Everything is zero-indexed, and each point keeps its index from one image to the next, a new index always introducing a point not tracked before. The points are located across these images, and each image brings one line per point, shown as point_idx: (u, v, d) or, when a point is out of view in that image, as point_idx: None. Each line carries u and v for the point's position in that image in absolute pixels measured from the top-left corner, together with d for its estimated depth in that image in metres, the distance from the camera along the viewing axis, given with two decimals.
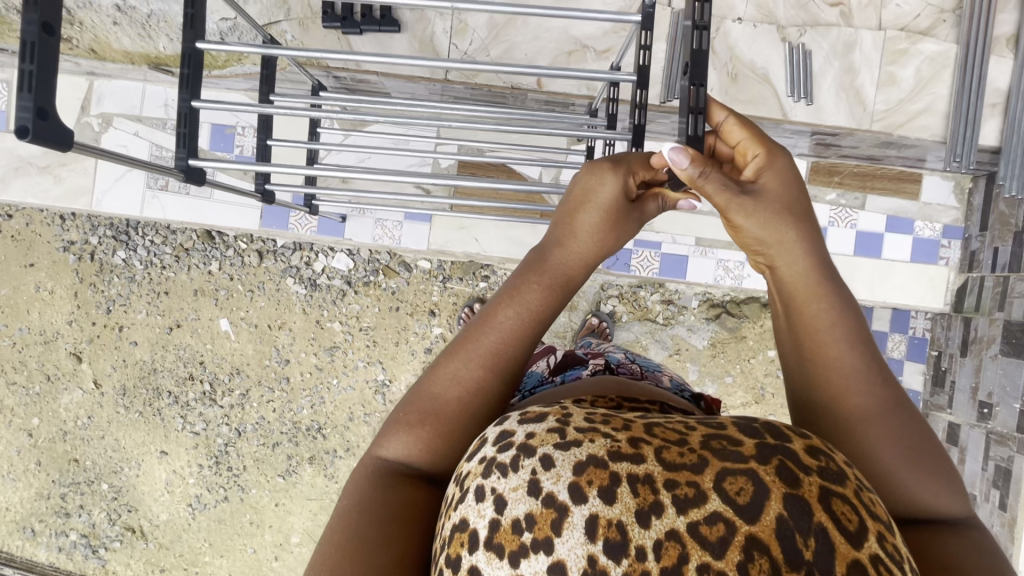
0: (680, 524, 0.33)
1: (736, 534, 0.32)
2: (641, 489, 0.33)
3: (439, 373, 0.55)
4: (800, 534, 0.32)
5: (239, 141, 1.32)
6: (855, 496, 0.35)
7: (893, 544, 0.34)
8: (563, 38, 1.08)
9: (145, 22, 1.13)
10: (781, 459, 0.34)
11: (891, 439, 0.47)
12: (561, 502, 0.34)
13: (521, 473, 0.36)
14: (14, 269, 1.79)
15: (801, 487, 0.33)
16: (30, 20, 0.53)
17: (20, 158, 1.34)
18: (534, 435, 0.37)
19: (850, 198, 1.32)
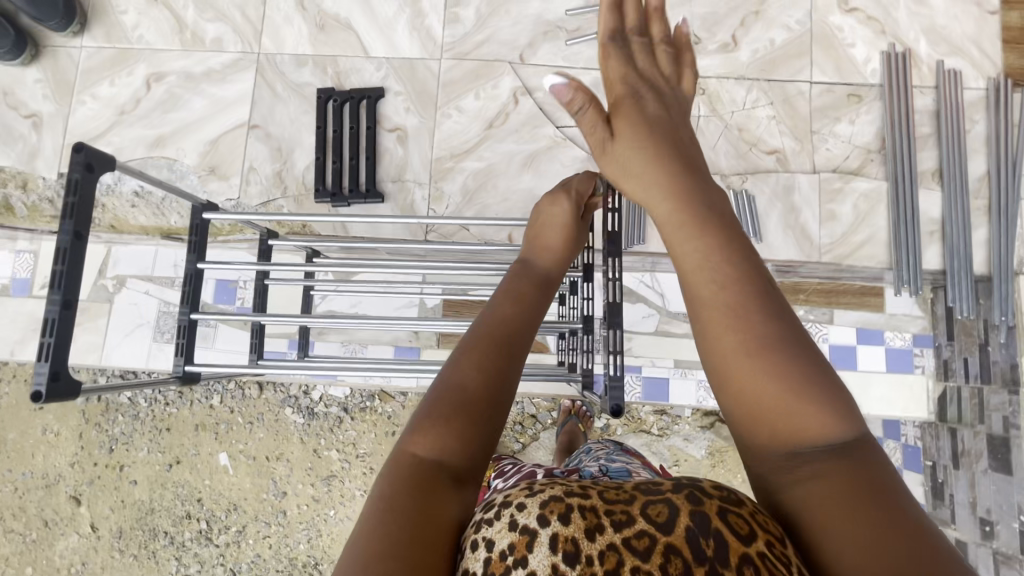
0: (617, 538, 0.40)
1: (658, 543, 0.39)
2: (588, 513, 0.41)
3: (458, 365, 0.55)
4: (702, 537, 0.39)
5: (241, 294, 1.42)
6: (752, 515, 0.41)
7: (783, 550, 0.39)
8: (529, 197, 1.21)
9: (160, 203, 1.28)
10: (689, 488, 0.43)
11: (802, 395, 0.43)
12: (530, 529, 0.41)
13: (502, 516, 0.43)
14: (22, 413, 1.85)
15: (705, 503, 0.41)
16: (56, 301, 0.72)
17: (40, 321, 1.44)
18: (511, 493, 0.45)
19: (818, 313, 1.38)
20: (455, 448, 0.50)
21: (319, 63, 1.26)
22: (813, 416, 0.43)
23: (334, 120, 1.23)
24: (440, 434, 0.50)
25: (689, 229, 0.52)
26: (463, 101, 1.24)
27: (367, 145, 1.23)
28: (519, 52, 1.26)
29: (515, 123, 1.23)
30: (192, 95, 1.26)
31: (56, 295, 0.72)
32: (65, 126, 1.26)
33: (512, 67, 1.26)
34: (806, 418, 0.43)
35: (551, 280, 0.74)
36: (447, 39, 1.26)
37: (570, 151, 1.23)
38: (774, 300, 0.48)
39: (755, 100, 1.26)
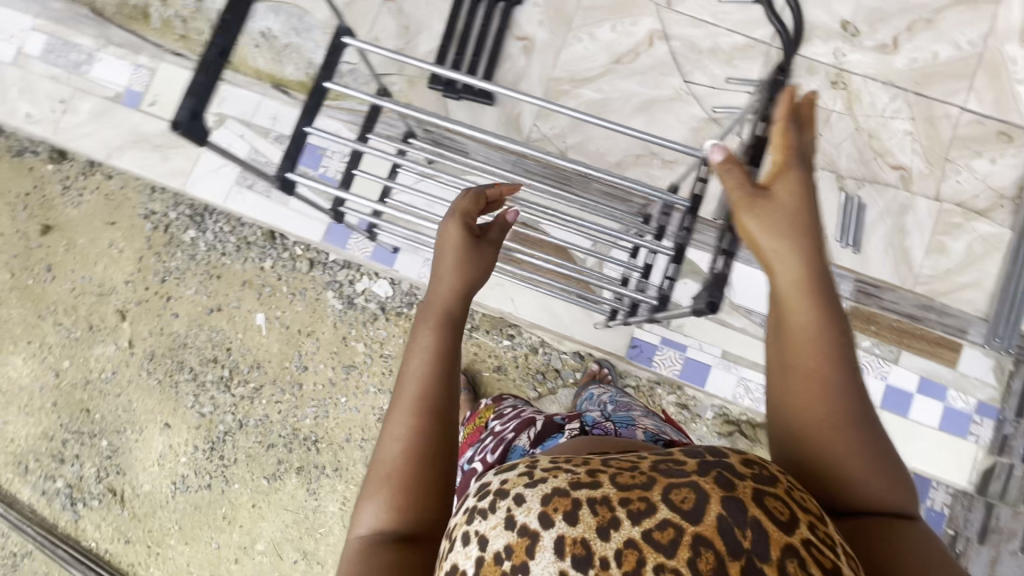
0: (636, 533, 0.40)
1: (684, 535, 0.40)
2: (600, 509, 0.42)
3: (385, 440, 0.67)
4: (738, 527, 0.40)
5: (326, 163, 1.46)
6: (788, 495, 0.44)
7: (826, 530, 0.42)
8: (635, 142, 1.18)
9: (280, 49, 1.30)
10: (717, 471, 0.44)
11: (870, 454, 0.55)
12: (532, 530, 0.42)
13: (500, 512, 0.45)
14: (97, 223, 1.98)
15: (736, 490, 0.42)
16: (214, 48, 0.78)
17: (140, 133, 1.51)
18: (508, 480, 0.48)
19: (885, 349, 1.31)
20: (391, 515, 0.63)
21: None
22: (868, 469, 0.54)
23: (466, 13, 1.21)
24: (377, 511, 0.64)
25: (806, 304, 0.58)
26: (598, 29, 1.21)
27: (490, 46, 1.21)
28: None
29: (644, 64, 1.20)
30: None
31: (217, 41, 0.78)
32: None
33: (657, 9, 1.21)
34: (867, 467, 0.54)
35: (453, 315, 0.75)
36: None
37: (688, 108, 1.18)
38: (852, 372, 0.57)
39: (896, 110, 1.18)
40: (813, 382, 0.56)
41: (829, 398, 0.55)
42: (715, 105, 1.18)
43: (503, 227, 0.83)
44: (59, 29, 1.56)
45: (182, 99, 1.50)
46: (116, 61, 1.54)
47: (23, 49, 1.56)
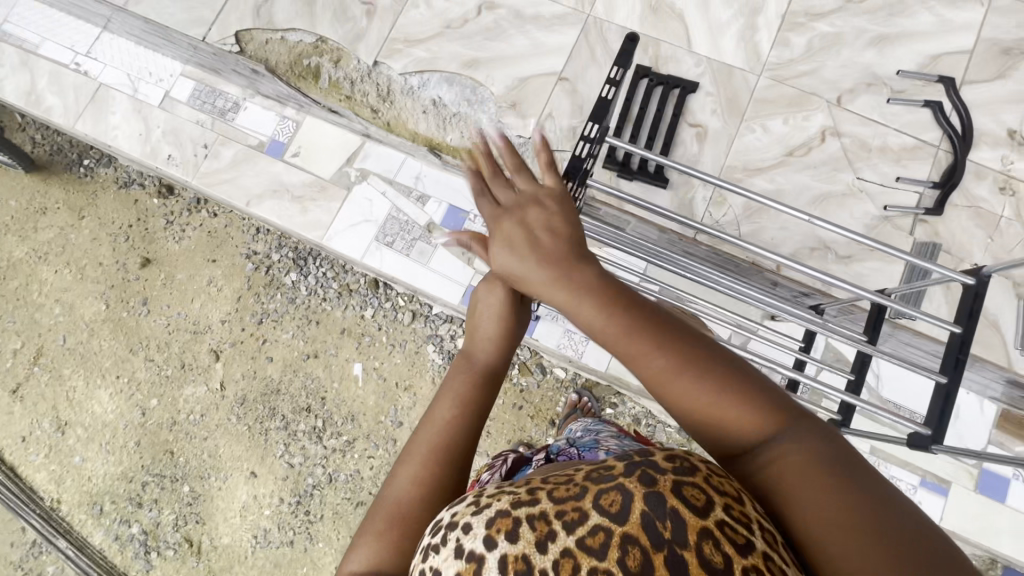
0: (570, 541, 0.41)
1: (614, 536, 0.40)
2: (538, 523, 0.42)
3: (395, 478, 0.61)
4: (658, 519, 0.40)
5: (468, 226, 1.45)
6: (706, 480, 0.43)
7: (741, 511, 0.41)
8: (809, 235, 1.18)
9: (448, 118, 1.34)
10: (642, 469, 0.43)
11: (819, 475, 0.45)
12: (478, 554, 0.42)
13: (450, 544, 0.45)
14: (197, 259, 1.95)
15: (657, 484, 0.42)
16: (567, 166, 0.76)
17: (281, 183, 1.52)
18: (457, 513, 0.48)
19: None
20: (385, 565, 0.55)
21: (643, 40, 1.29)
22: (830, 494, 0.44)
23: (641, 98, 1.25)
24: (371, 551, 0.56)
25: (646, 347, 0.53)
26: (770, 122, 1.24)
27: (665, 130, 1.24)
28: (838, 94, 1.25)
29: (816, 159, 1.22)
30: (515, 32, 1.31)
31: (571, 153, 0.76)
32: (394, 21, 1.34)
33: (827, 106, 1.24)
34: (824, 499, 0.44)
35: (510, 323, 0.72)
36: (771, 59, 1.27)
37: (861, 205, 1.20)
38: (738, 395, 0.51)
39: None
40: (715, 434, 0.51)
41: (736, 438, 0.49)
42: (887, 203, 1.20)
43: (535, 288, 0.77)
44: (208, 77, 1.59)
45: (327, 153, 1.51)
46: (262, 111, 1.56)
47: (170, 93, 1.59)
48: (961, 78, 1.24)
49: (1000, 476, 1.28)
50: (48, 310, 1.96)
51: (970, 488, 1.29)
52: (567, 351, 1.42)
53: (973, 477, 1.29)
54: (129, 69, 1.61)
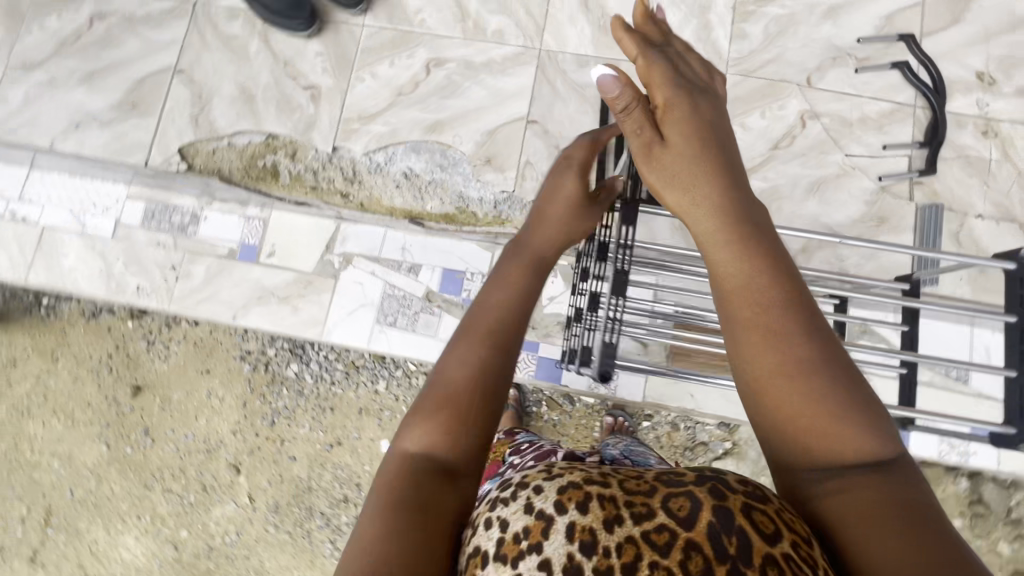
0: (636, 531, 0.37)
1: (679, 538, 0.36)
2: (606, 504, 0.38)
3: (450, 355, 0.53)
4: (726, 534, 0.36)
5: (467, 287, 1.32)
6: (777, 513, 0.38)
7: (809, 552, 0.36)
8: (815, 225, 1.17)
9: (423, 187, 1.28)
10: (715, 482, 0.39)
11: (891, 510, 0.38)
12: (547, 515, 0.38)
13: (518, 499, 0.40)
14: (191, 373, 1.79)
15: (729, 500, 0.37)
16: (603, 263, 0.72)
17: (264, 287, 1.44)
18: (528, 476, 0.43)
19: None
20: (448, 439, 0.48)
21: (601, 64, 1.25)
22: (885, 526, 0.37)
23: None
24: (428, 429, 0.48)
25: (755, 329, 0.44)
26: (748, 119, 1.21)
27: None
28: (806, 74, 1.23)
29: (802, 146, 1.20)
30: (471, 84, 1.26)
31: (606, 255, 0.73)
32: (342, 101, 1.28)
33: (799, 90, 1.22)
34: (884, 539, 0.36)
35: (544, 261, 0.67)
36: (732, 54, 1.24)
37: (856, 182, 1.19)
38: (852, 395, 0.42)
39: None
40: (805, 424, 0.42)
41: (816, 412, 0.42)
42: (881, 174, 1.19)
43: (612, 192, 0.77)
44: (157, 194, 1.49)
45: (305, 245, 1.45)
46: (223, 216, 1.47)
47: (121, 220, 1.48)
48: (920, 32, 1.24)
49: None
50: (47, 467, 1.84)
51: None
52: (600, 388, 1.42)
53: None
54: (69, 204, 1.49)
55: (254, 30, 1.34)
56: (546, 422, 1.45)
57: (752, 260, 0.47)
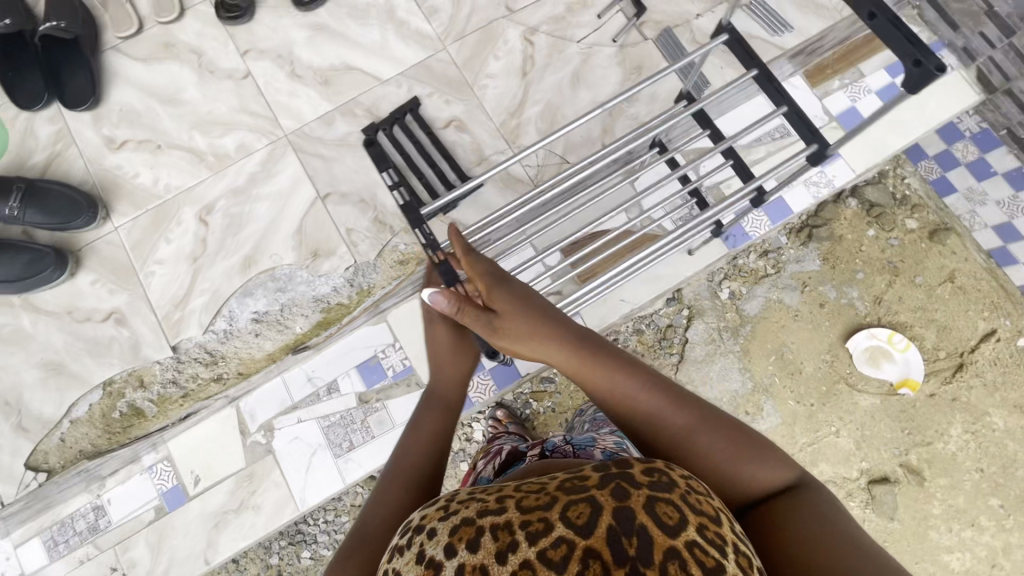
0: (530, 553, 0.40)
1: (577, 549, 0.39)
2: (499, 534, 0.42)
3: (372, 507, 0.66)
4: (625, 537, 0.40)
5: (387, 364, 1.26)
6: (681, 497, 0.44)
7: (712, 530, 0.43)
8: (596, 106, 1.26)
9: (280, 318, 1.22)
10: (615, 483, 0.44)
11: (751, 459, 0.63)
12: (437, 561, 0.43)
13: (413, 547, 0.46)
14: None
15: (629, 499, 0.42)
16: None
17: (213, 512, 1.32)
18: (427, 516, 0.49)
19: (849, 75, 1.51)
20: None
21: (345, 111, 1.26)
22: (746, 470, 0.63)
23: (393, 147, 1.23)
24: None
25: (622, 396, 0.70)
26: (488, 68, 1.28)
27: (435, 148, 1.23)
28: (504, 5, 1.32)
29: (542, 59, 1.28)
30: (250, 204, 1.22)
31: None
32: (149, 303, 1.20)
33: (507, 20, 1.31)
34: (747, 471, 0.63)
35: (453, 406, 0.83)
36: (438, 30, 1.31)
37: (600, 55, 1.29)
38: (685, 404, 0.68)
39: None
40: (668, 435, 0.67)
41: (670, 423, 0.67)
42: (612, 36, 1.30)
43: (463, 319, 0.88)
44: (41, 518, 1.30)
45: (219, 448, 1.33)
46: (125, 485, 1.31)
47: (26, 570, 1.29)
48: None
49: (847, 109, 1.47)
50: None
51: (845, 134, 1.46)
52: None
53: (838, 127, 1.47)
54: None
55: (18, 307, 1.22)
56: (544, 413, 1.43)
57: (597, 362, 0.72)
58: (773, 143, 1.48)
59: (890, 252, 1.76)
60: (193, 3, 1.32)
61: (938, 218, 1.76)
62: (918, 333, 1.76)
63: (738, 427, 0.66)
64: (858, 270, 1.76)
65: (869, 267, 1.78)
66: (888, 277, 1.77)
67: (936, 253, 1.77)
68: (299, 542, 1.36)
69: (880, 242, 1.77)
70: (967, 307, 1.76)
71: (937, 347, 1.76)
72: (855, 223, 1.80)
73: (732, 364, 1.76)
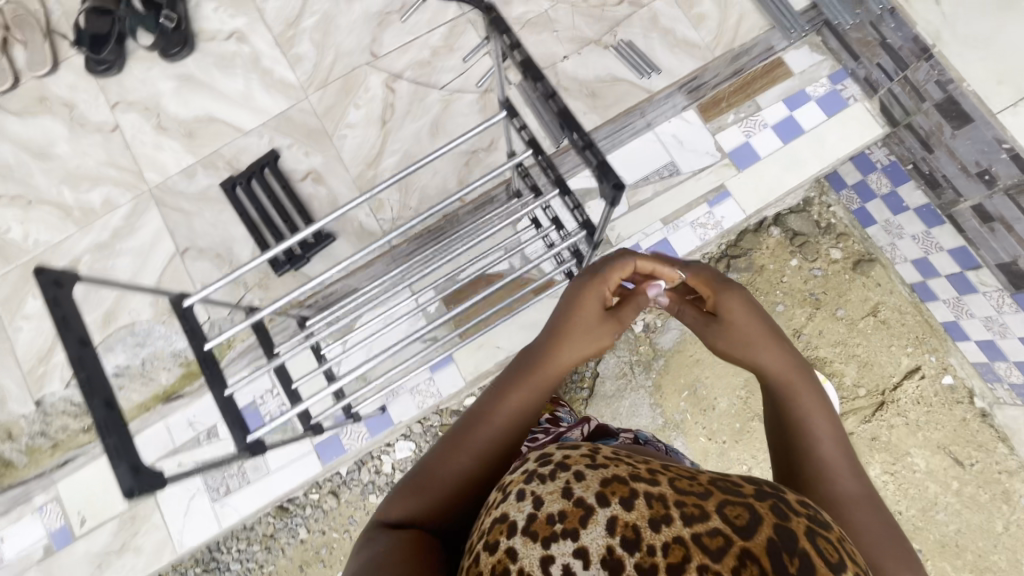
0: (686, 532, 0.39)
1: (733, 546, 0.38)
2: (654, 503, 0.40)
3: (446, 457, 0.62)
4: (787, 554, 0.37)
5: (264, 409, 1.39)
6: (841, 542, 0.40)
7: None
8: (455, 157, 1.24)
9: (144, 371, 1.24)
10: (774, 500, 0.41)
11: (901, 556, 0.57)
12: (588, 504, 0.41)
13: (559, 480, 0.43)
14: None
15: (790, 521, 0.39)
16: (98, 405, 0.60)
17: (96, 553, 1.36)
18: (569, 456, 0.46)
19: (745, 109, 1.45)
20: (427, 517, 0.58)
21: (206, 164, 1.27)
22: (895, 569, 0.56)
23: (249, 201, 1.23)
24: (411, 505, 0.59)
25: (812, 418, 0.65)
26: (349, 118, 1.27)
27: (290, 202, 1.23)
28: (368, 51, 1.30)
29: (402, 107, 1.27)
30: (111, 259, 1.24)
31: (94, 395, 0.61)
32: None
33: (370, 66, 1.29)
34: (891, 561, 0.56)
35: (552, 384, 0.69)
36: (302, 78, 1.30)
37: (463, 101, 1.26)
38: (861, 472, 0.63)
39: None
40: (831, 486, 0.61)
41: (841, 479, 0.62)
42: (477, 81, 1.27)
43: (634, 303, 0.73)
44: None
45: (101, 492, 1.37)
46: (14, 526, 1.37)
47: None
48: None
49: (740, 145, 1.43)
50: None
51: (734, 173, 1.42)
52: (429, 403, 1.37)
53: (730, 164, 1.43)
54: None
55: None
56: None
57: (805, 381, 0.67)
58: (663, 181, 1.43)
59: (816, 284, 1.70)
60: (65, 57, 1.34)
61: (863, 248, 1.70)
62: (837, 369, 1.69)
63: (899, 536, 0.59)
64: (779, 304, 1.70)
65: (791, 299, 1.71)
66: (809, 310, 1.70)
67: (859, 285, 1.70)
68: (212, 570, 1.43)
69: (807, 274, 1.72)
70: (891, 342, 1.69)
71: (856, 384, 1.69)
72: (777, 253, 1.72)
73: (643, 401, 1.64)
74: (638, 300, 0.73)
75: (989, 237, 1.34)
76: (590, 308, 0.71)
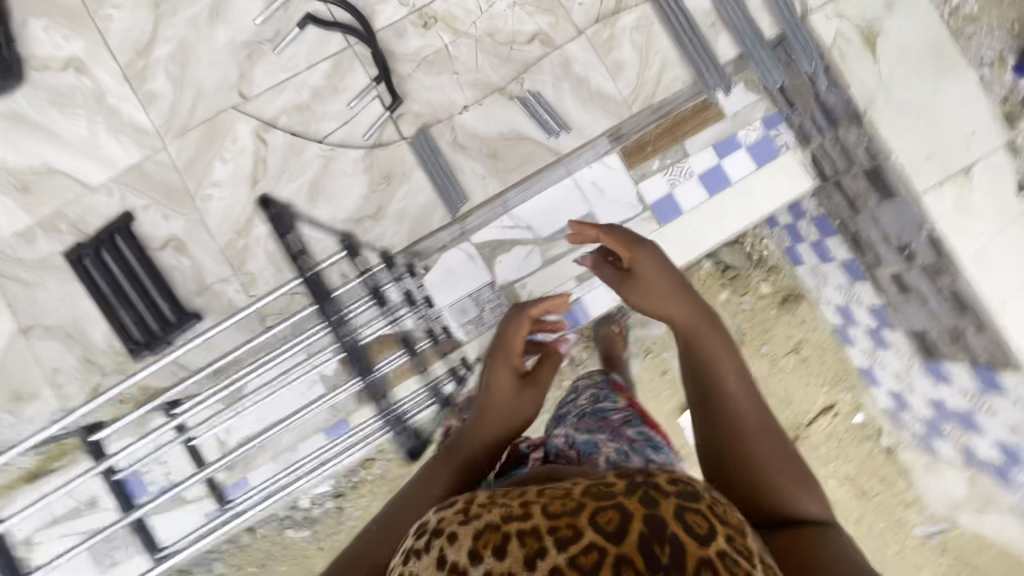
0: (561, 560, 0.37)
1: (607, 557, 0.37)
2: (527, 540, 0.38)
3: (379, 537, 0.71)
4: (657, 544, 0.38)
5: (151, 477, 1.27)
6: (709, 509, 0.42)
7: (740, 542, 0.40)
8: (336, 225, 1.10)
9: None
10: (644, 490, 0.41)
11: (796, 484, 0.64)
12: (461, 569, 0.39)
13: (432, 551, 0.41)
14: None
15: (657, 505, 0.40)
16: None
17: None
18: (444, 518, 0.44)
19: (672, 154, 1.19)
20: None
21: (47, 225, 1.10)
22: (790, 492, 0.63)
23: (98, 273, 1.08)
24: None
25: (716, 364, 0.74)
26: (214, 174, 1.10)
27: (146, 276, 1.08)
28: (235, 91, 1.11)
29: (276, 164, 1.10)
30: None
31: None
32: None
33: (238, 110, 1.11)
34: (785, 492, 0.63)
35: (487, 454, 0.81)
36: (157, 122, 1.11)
37: (346, 157, 1.11)
38: (762, 405, 0.72)
39: None
40: (734, 424, 0.69)
41: (743, 410, 0.70)
42: (362, 133, 1.11)
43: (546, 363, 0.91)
44: None
45: None
46: None
47: None
48: None
49: (664, 197, 1.19)
50: None
51: (657, 228, 1.20)
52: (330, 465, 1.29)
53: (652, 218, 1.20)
54: None
55: None
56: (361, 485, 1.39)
57: (708, 332, 0.77)
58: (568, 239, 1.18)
59: None
60: None
61: None
62: None
63: (799, 459, 0.67)
64: None
65: None
66: None
67: None
68: None
69: None
70: None
71: None
72: None
73: None
74: (551, 361, 0.92)
75: (902, 304, 1.25)
76: (500, 371, 0.88)
